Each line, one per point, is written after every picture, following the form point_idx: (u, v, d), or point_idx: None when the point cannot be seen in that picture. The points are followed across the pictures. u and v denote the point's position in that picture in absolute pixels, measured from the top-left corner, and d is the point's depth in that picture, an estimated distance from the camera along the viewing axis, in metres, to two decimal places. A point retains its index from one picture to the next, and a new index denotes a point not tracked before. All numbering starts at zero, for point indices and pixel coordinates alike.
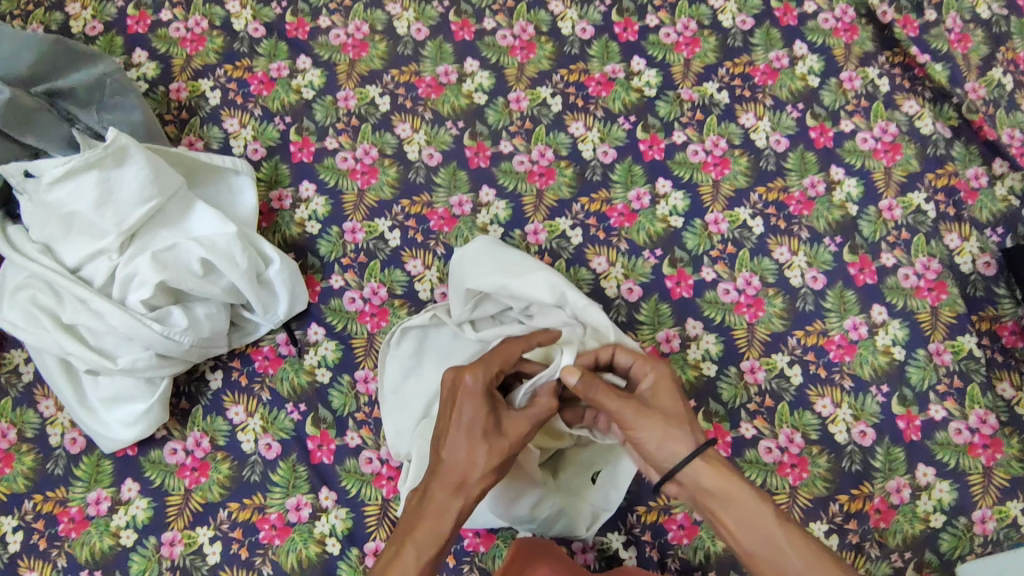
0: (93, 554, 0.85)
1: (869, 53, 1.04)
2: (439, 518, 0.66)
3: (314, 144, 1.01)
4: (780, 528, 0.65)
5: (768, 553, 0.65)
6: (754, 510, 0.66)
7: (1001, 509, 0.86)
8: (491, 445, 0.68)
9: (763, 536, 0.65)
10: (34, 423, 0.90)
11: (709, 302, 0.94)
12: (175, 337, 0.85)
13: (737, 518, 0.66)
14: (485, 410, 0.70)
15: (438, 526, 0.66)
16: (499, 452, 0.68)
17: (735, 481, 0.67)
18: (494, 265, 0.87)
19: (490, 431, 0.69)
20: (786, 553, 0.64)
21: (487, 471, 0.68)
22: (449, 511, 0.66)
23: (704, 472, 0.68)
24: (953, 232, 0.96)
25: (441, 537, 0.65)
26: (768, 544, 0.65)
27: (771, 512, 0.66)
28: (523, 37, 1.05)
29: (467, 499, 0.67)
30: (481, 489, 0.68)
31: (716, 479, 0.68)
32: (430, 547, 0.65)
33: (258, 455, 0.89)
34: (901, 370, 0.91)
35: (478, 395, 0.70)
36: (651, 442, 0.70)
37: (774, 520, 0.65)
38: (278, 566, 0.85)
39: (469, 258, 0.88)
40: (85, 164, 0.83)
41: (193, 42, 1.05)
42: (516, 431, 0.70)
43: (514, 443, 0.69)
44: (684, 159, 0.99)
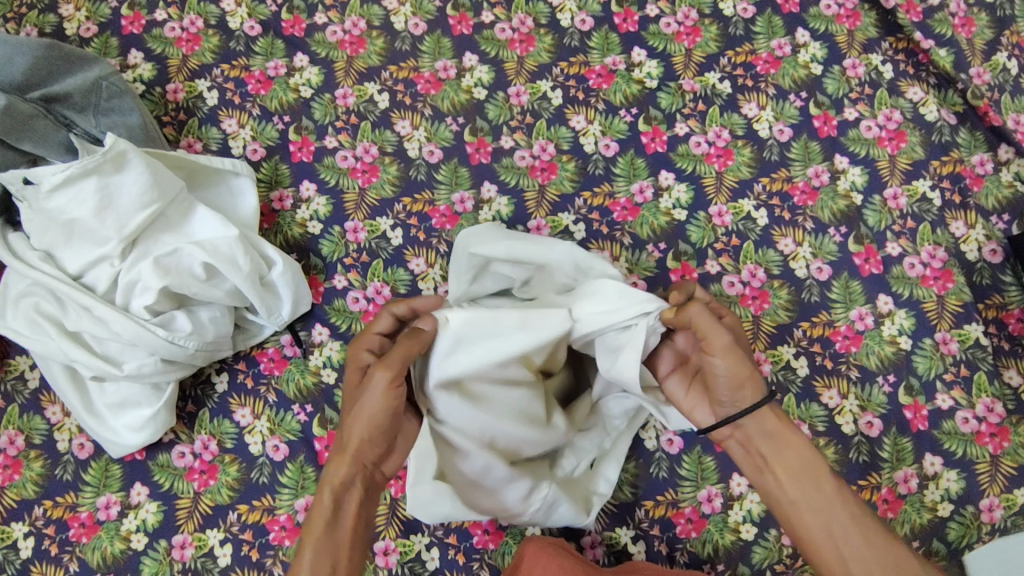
0: (104, 559, 0.86)
1: (872, 40, 1.03)
2: (321, 489, 0.71)
3: (314, 143, 1.00)
4: (834, 484, 0.69)
5: (816, 502, 0.69)
6: (810, 464, 0.70)
7: (1008, 497, 0.86)
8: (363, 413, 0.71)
9: (816, 485, 0.69)
10: (42, 430, 0.90)
11: (714, 295, 0.93)
12: (180, 342, 0.85)
13: (795, 468, 0.70)
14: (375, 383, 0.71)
15: (321, 498, 0.71)
16: (356, 421, 0.71)
17: (798, 438, 0.72)
18: (498, 235, 0.86)
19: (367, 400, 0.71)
20: (834, 504, 0.68)
21: (361, 430, 0.71)
22: (332, 479, 0.71)
23: (769, 420, 0.72)
24: (958, 219, 0.96)
25: (324, 507, 0.70)
26: (821, 494, 0.69)
27: (826, 466, 0.70)
28: (522, 30, 1.04)
29: (339, 467, 0.71)
30: (346, 456, 0.71)
31: (775, 427, 0.72)
32: (319, 513, 0.70)
33: (266, 457, 0.89)
34: (908, 360, 0.91)
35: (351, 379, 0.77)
36: (730, 376, 0.71)
37: (829, 475, 0.69)
38: (289, 567, 0.85)
39: (475, 231, 0.87)
40: (84, 171, 0.82)
41: (189, 42, 1.04)
42: (382, 391, 0.71)
43: (362, 404, 0.71)
44: (686, 151, 0.99)
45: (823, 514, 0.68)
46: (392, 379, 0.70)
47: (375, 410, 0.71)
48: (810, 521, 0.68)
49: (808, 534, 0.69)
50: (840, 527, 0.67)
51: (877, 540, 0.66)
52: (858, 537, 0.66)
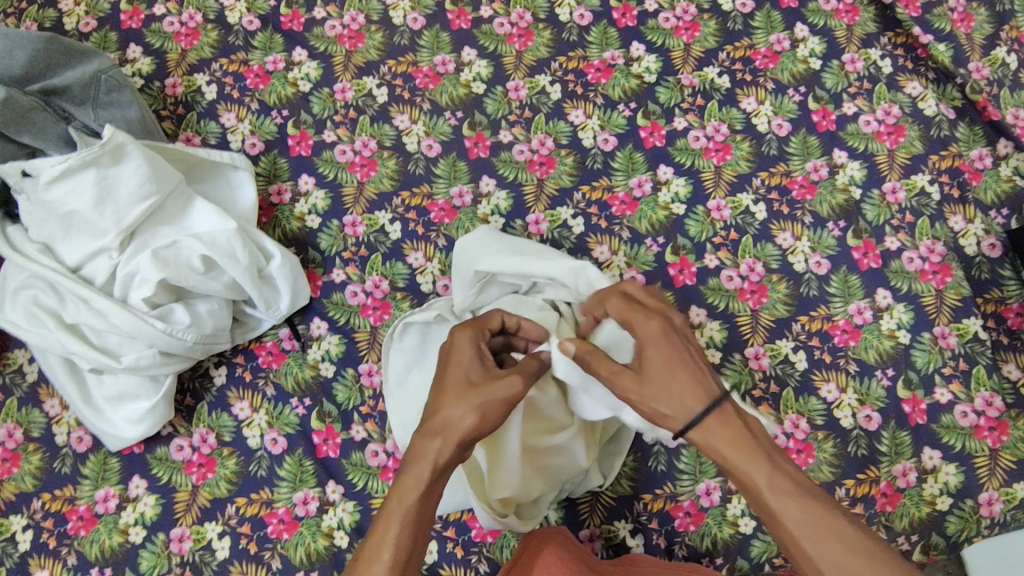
0: (102, 551, 0.86)
1: (871, 34, 1.03)
2: (418, 465, 0.66)
3: (313, 137, 1.00)
4: (775, 495, 0.62)
5: (770, 520, 0.63)
6: (749, 477, 0.63)
7: (1007, 491, 0.86)
8: (471, 391, 0.68)
9: (761, 503, 0.63)
10: (40, 423, 0.90)
11: (713, 289, 0.93)
12: (178, 335, 0.85)
13: (742, 487, 0.64)
14: (469, 363, 0.71)
15: (419, 470, 0.65)
16: (476, 402, 0.68)
17: (730, 451, 0.64)
18: (501, 247, 0.87)
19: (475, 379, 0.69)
20: (781, 516, 0.61)
21: (467, 415, 0.67)
22: (427, 454, 0.66)
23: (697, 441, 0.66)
24: (957, 214, 0.96)
25: (420, 482, 0.64)
26: (768, 512, 0.62)
27: (766, 472, 0.63)
28: (521, 24, 1.04)
29: (446, 442, 0.66)
30: (463, 434, 0.67)
31: (716, 441, 0.65)
32: (408, 494, 0.64)
33: (264, 450, 0.89)
34: (907, 354, 0.91)
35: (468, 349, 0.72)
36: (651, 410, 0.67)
37: (767, 488, 0.62)
38: (287, 560, 0.85)
39: (475, 244, 0.88)
40: (82, 162, 0.82)
41: (188, 37, 1.04)
42: (504, 381, 0.69)
43: (498, 390, 0.68)
44: (685, 145, 0.99)
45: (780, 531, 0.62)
46: (521, 379, 0.70)
47: (490, 395, 0.68)
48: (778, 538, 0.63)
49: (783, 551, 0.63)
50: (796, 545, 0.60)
51: (840, 549, 0.58)
52: (817, 550, 0.59)
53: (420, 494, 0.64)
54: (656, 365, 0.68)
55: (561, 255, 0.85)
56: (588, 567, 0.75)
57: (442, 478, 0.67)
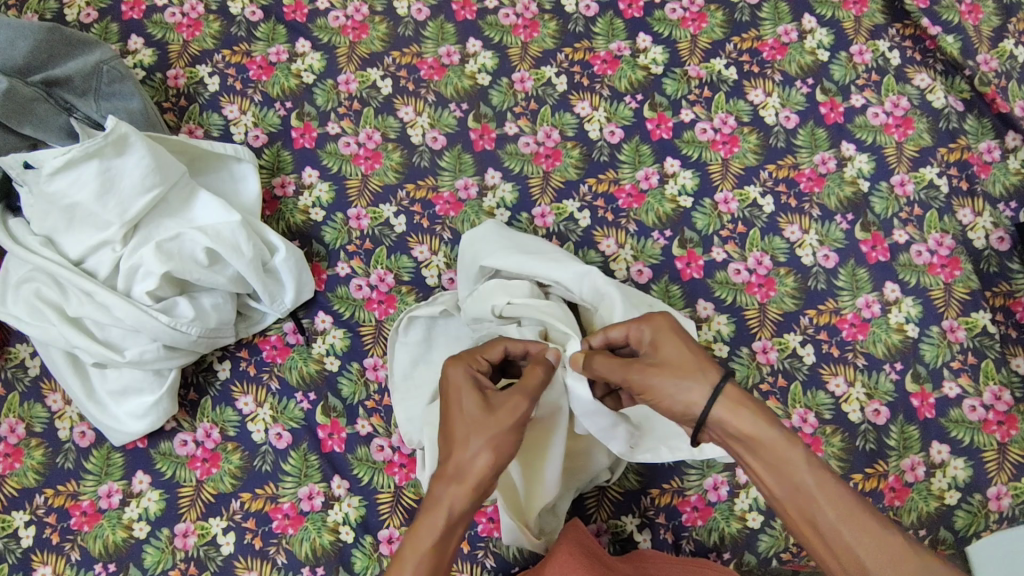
0: (106, 547, 0.85)
1: (879, 26, 1.02)
2: (434, 510, 0.64)
3: (317, 130, 0.99)
4: (813, 472, 0.61)
5: (799, 502, 0.61)
6: (785, 454, 0.62)
7: (1015, 486, 0.85)
8: (477, 427, 0.67)
9: (796, 481, 0.61)
10: (42, 418, 0.89)
11: (720, 283, 0.93)
12: (182, 328, 0.84)
13: (774, 467, 0.62)
14: (468, 394, 0.70)
15: (433, 517, 0.63)
16: (488, 430, 0.67)
17: (764, 426, 0.63)
18: (508, 244, 0.86)
19: (479, 415, 0.68)
20: (820, 500, 0.60)
21: (477, 454, 0.66)
22: (442, 498, 0.64)
23: (729, 419, 0.65)
24: (966, 207, 0.95)
25: (435, 528, 0.63)
26: (804, 494, 0.61)
27: (804, 453, 0.62)
28: (527, 15, 1.03)
29: (461, 486, 0.65)
30: (478, 473, 0.65)
31: (741, 425, 0.64)
32: (424, 540, 0.62)
33: (269, 445, 0.88)
34: (915, 347, 0.90)
35: (464, 386, 0.70)
36: (670, 397, 0.66)
37: (807, 466, 0.61)
38: (292, 555, 0.85)
39: (481, 238, 0.87)
40: (85, 153, 0.81)
41: (190, 28, 1.03)
42: (505, 405, 0.68)
43: (503, 418, 0.67)
44: (692, 137, 0.98)
45: (807, 511, 0.61)
46: (525, 396, 0.69)
47: (499, 427, 0.67)
48: (797, 519, 0.62)
49: (798, 533, 0.62)
50: (828, 528, 0.60)
51: (873, 539, 0.58)
52: (854, 532, 0.59)
53: (437, 540, 0.62)
54: (669, 357, 0.68)
55: (565, 256, 0.84)
56: (601, 563, 0.74)
57: (460, 523, 0.65)
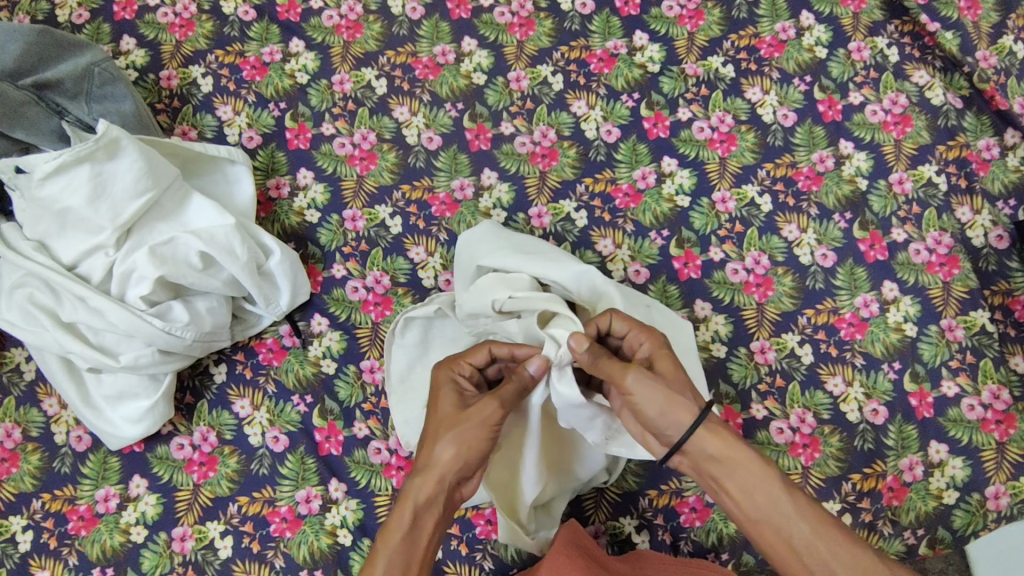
0: (104, 551, 0.85)
1: (877, 22, 1.02)
2: (401, 505, 0.66)
3: (311, 130, 0.98)
4: (788, 496, 0.63)
5: (773, 524, 0.63)
6: (763, 479, 0.64)
7: (1014, 485, 0.85)
8: (449, 426, 0.68)
9: (770, 505, 0.63)
10: (39, 422, 0.89)
11: (718, 282, 0.92)
12: (176, 333, 0.84)
13: (748, 491, 0.64)
14: (448, 398, 0.71)
15: (400, 513, 0.65)
16: (456, 429, 0.68)
17: (742, 449, 0.65)
18: (506, 243, 0.85)
19: (450, 415, 0.69)
20: (795, 522, 0.63)
21: (447, 449, 0.67)
22: (412, 490, 0.66)
23: (708, 440, 0.66)
24: (965, 205, 0.95)
25: (402, 520, 0.65)
26: (778, 518, 0.63)
27: (780, 478, 0.64)
28: (522, 13, 1.02)
29: (427, 481, 0.66)
30: (443, 467, 0.66)
31: (719, 447, 0.66)
32: (393, 531, 0.64)
33: (266, 448, 0.88)
34: (914, 346, 0.90)
35: (447, 389, 0.72)
36: (652, 407, 0.66)
37: (782, 490, 0.63)
38: (290, 559, 0.85)
39: (478, 238, 0.87)
40: (76, 158, 0.81)
41: (182, 27, 1.02)
42: (477, 407, 0.69)
43: (472, 418, 0.68)
44: (689, 136, 0.97)
45: (783, 532, 0.63)
46: (496, 399, 0.69)
47: (467, 425, 0.68)
48: (773, 540, 0.64)
49: (773, 553, 0.64)
50: (805, 548, 0.62)
51: (848, 555, 0.61)
52: (828, 552, 0.61)
53: (405, 531, 0.64)
54: (663, 368, 0.69)
55: (563, 257, 0.83)
56: (598, 563, 0.74)
57: (432, 514, 0.66)
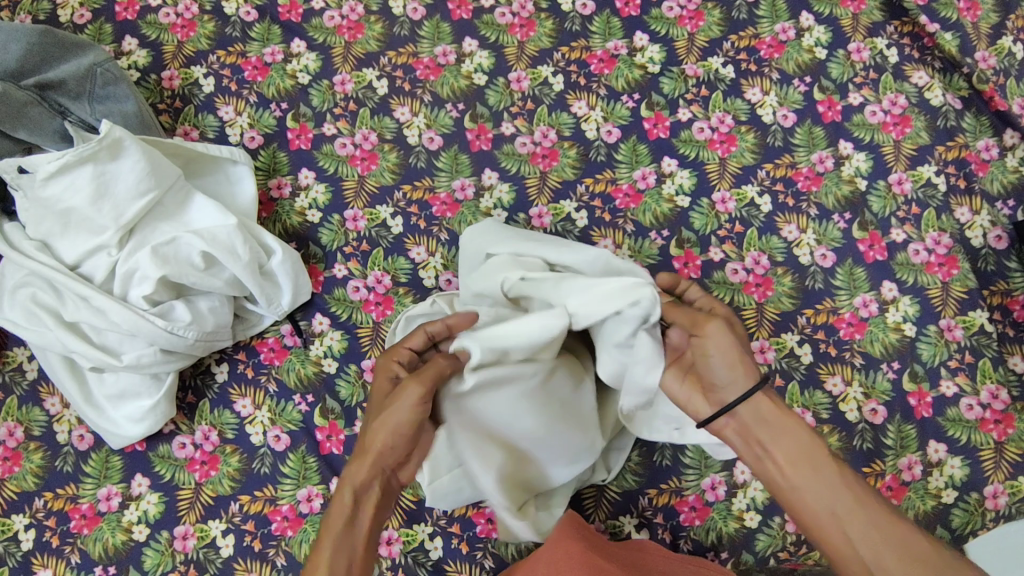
0: (106, 550, 0.86)
1: (877, 23, 1.02)
2: (342, 489, 0.70)
3: (313, 130, 0.99)
4: (837, 467, 0.64)
5: (821, 486, 0.63)
6: (813, 448, 0.66)
7: (1013, 484, 0.86)
8: (378, 417, 0.72)
9: (819, 470, 0.64)
10: (41, 421, 0.90)
11: (717, 282, 0.92)
12: (179, 333, 0.84)
13: (798, 453, 0.66)
14: (381, 385, 0.75)
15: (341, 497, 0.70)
16: (385, 417, 0.71)
17: (796, 422, 0.67)
18: (516, 234, 0.85)
19: (381, 403, 0.73)
20: (843, 490, 0.63)
21: (377, 437, 0.70)
22: (348, 476, 0.70)
23: (763, 405, 0.68)
24: (964, 205, 0.95)
25: (341, 504, 0.69)
26: (826, 485, 0.63)
27: (828, 452, 0.65)
28: (523, 14, 1.02)
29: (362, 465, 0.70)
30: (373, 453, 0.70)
31: (774, 413, 0.68)
32: (338, 516, 0.69)
33: (267, 447, 0.89)
34: (913, 347, 0.90)
35: (382, 377, 0.75)
36: (719, 361, 0.69)
37: (830, 459, 0.65)
38: (292, 557, 0.85)
39: (483, 232, 0.87)
40: (79, 158, 0.81)
41: (184, 28, 1.03)
42: (400, 393, 0.71)
43: (395, 405, 0.71)
44: (689, 137, 0.98)
45: (828, 501, 0.63)
46: (417, 383, 0.71)
47: (389, 412, 0.71)
48: (814, 508, 0.63)
49: (815, 528, 0.63)
50: (847, 515, 0.62)
51: (895, 534, 0.60)
52: (873, 523, 0.61)
53: (344, 517, 0.68)
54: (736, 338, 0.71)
55: (576, 242, 0.82)
56: (598, 553, 0.74)
57: (369, 497, 0.70)
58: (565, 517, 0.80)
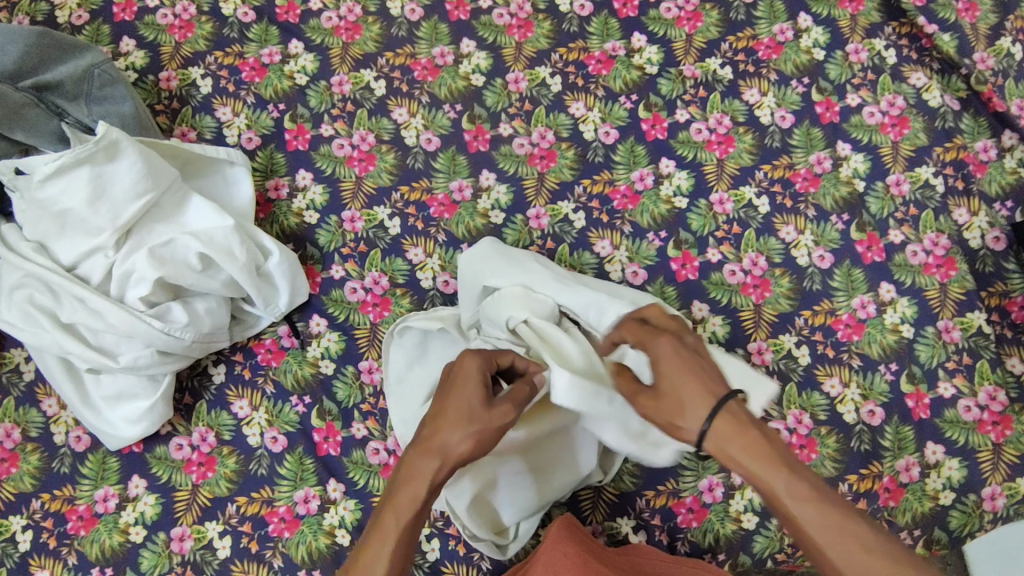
0: (103, 551, 0.85)
1: (875, 24, 1.02)
2: (415, 481, 0.65)
3: (310, 132, 0.99)
4: (784, 479, 0.60)
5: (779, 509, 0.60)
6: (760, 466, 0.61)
7: (1010, 486, 0.86)
8: (471, 422, 0.67)
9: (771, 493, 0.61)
10: (38, 422, 0.90)
11: (715, 284, 0.92)
12: (176, 334, 0.84)
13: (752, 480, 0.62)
14: (475, 389, 0.69)
15: (412, 490, 0.64)
16: (482, 430, 0.67)
17: (742, 437, 0.62)
18: (511, 262, 0.86)
19: (475, 410, 0.68)
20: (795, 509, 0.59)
21: (465, 440, 0.66)
22: (425, 471, 0.65)
23: (709, 432, 0.64)
24: (962, 206, 0.95)
25: (416, 499, 0.64)
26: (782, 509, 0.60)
27: (776, 464, 0.61)
28: (521, 15, 1.02)
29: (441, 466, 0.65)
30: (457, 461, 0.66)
31: (723, 436, 0.63)
32: (406, 509, 0.63)
33: (264, 449, 0.88)
34: (910, 348, 0.90)
35: (471, 378, 0.69)
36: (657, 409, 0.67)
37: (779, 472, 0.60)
38: (288, 559, 0.85)
39: (479, 257, 0.88)
40: (76, 160, 0.81)
41: (181, 29, 1.03)
42: (501, 411, 0.68)
43: (493, 420, 0.67)
44: (687, 138, 0.97)
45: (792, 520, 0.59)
46: (515, 407, 0.69)
47: (488, 424, 0.67)
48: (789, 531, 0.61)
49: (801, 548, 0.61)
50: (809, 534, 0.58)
51: (853, 541, 0.56)
52: (831, 539, 0.57)
53: (416, 512, 0.63)
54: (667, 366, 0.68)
55: (573, 280, 0.85)
56: (594, 556, 0.74)
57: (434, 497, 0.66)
58: (561, 519, 0.80)
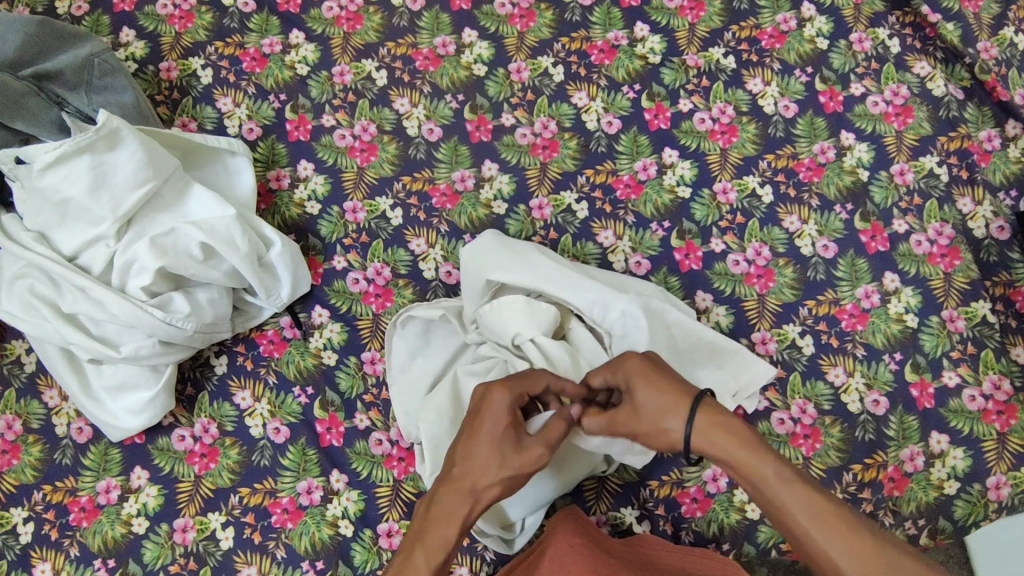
0: (106, 543, 0.85)
1: (879, 13, 1.01)
2: (445, 522, 0.64)
3: (312, 122, 0.98)
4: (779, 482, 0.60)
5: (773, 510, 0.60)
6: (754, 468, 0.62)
7: (1015, 475, 0.85)
8: (503, 460, 0.66)
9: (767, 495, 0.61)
10: (39, 414, 0.89)
11: (719, 274, 0.92)
12: (177, 324, 0.84)
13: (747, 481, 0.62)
14: (501, 423, 0.68)
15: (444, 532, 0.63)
16: (513, 468, 0.67)
17: (732, 440, 0.63)
18: (513, 255, 0.85)
19: (506, 449, 0.67)
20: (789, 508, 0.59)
21: (498, 483, 0.66)
22: (456, 514, 0.64)
23: (704, 437, 0.64)
24: (966, 196, 0.95)
25: (449, 541, 0.63)
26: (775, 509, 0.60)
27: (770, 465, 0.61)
28: (523, 4, 1.02)
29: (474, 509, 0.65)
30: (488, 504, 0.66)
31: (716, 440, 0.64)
32: (436, 550, 0.62)
33: (267, 440, 0.88)
34: (915, 338, 0.90)
35: (504, 413, 0.68)
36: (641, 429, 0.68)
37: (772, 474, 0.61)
38: (292, 549, 0.85)
39: (483, 250, 0.86)
40: (76, 148, 0.81)
41: (181, 19, 1.02)
42: (530, 452, 0.67)
43: (524, 462, 0.67)
44: (690, 128, 0.97)
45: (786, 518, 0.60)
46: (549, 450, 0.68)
47: (518, 468, 0.67)
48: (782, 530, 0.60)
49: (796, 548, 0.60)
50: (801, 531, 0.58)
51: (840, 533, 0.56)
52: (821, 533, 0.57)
53: (447, 554, 0.62)
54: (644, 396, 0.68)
55: (578, 275, 0.84)
56: (599, 547, 0.74)
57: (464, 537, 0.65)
58: (565, 510, 0.80)
